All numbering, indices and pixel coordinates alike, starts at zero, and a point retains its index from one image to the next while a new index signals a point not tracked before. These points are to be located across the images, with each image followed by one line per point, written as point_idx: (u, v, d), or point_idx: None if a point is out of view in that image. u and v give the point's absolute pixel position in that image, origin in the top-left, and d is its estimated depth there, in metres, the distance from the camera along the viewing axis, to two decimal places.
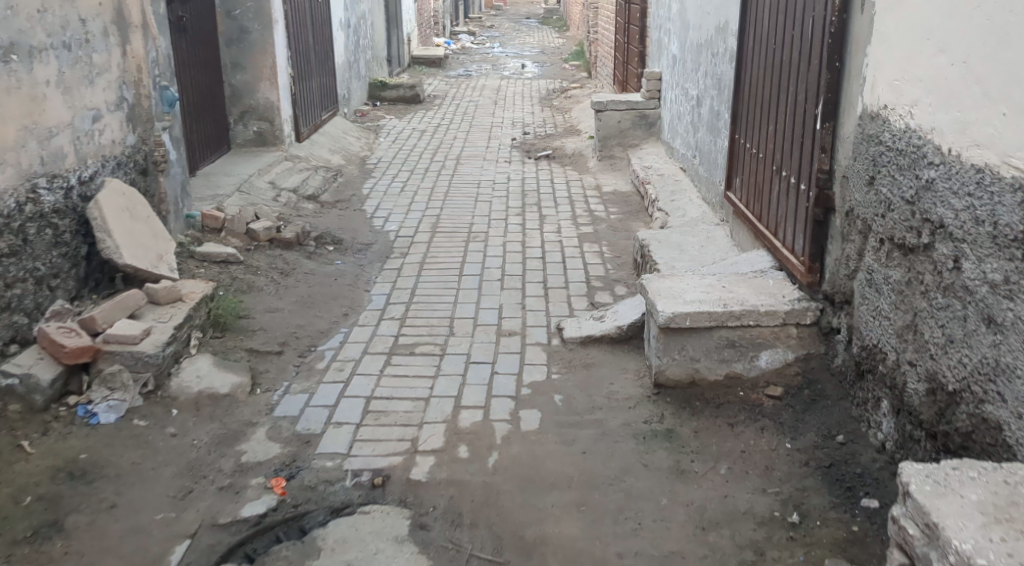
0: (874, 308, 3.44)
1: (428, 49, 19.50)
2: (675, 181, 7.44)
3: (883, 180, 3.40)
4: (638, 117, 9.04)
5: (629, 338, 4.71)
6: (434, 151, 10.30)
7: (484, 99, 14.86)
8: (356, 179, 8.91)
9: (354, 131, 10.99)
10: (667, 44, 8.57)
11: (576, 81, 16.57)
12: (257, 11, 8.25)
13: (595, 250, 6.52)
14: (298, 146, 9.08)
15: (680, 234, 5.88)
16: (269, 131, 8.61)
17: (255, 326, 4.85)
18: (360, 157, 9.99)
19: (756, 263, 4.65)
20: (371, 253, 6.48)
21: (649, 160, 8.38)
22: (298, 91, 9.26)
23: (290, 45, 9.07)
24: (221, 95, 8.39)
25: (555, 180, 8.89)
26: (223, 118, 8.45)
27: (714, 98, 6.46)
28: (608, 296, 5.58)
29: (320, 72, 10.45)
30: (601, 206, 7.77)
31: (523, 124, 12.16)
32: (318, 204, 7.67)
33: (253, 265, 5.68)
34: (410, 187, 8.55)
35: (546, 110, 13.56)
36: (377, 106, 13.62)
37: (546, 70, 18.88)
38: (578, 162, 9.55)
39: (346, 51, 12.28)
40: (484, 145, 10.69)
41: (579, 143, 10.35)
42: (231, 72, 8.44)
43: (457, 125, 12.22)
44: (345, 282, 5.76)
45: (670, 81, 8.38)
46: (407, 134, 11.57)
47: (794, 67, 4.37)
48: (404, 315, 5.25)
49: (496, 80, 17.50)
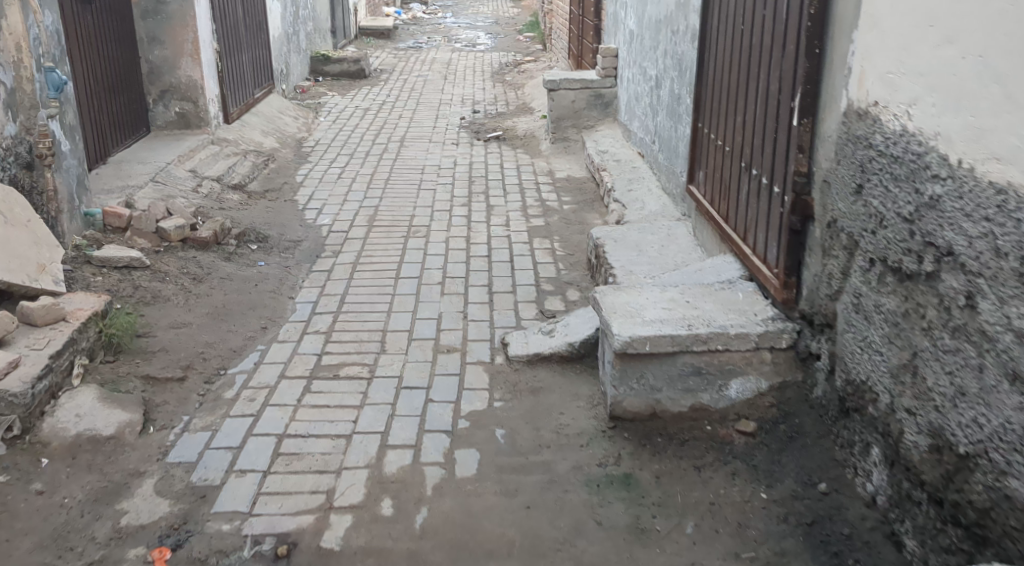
0: (862, 339, 2.95)
1: (376, 20, 18.68)
2: (632, 168, 6.92)
3: (872, 190, 2.89)
4: (593, 96, 8.50)
5: (581, 357, 4.20)
6: (377, 132, 9.66)
7: (434, 73, 14.19)
8: (290, 164, 8.26)
9: (291, 110, 10.30)
10: (623, 19, 8.02)
11: (531, 54, 15.90)
12: None
13: (546, 247, 5.99)
14: (225, 128, 8.43)
15: (639, 231, 5.38)
16: (193, 112, 8.01)
17: (156, 347, 4.26)
18: (297, 140, 9.33)
19: (724, 272, 4.16)
20: (299, 252, 5.88)
21: (605, 143, 7.85)
22: (225, 68, 8.57)
23: (215, 18, 8.37)
24: (136, 72, 7.75)
25: (505, 164, 8.32)
26: (140, 98, 7.80)
27: (674, 80, 5.93)
28: (559, 302, 5.07)
29: (253, 47, 9.76)
30: (553, 195, 7.24)
31: (474, 102, 11.54)
32: (244, 195, 7.03)
33: (160, 270, 5.08)
34: (349, 173, 7.92)
35: (498, 85, 12.93)
36: (319, 82, 12.91)
37: (499, 43, 18.21)
38: (530, 144, 8.98)
39: (284, 23, 11.55)
40: (431, 125, 10.06)
41: (533, 123, 9.77)
42: (149, 47, 7.78)
43: (404, 103, 11.56)
44: (266, 289, 5.16)
45: (626, 59, 7.84)
46: (350, 112, 10.90)
47: (766, 51, 3.83)
48: (330, 329, 4.68)
49: (448, 52, 16.78)
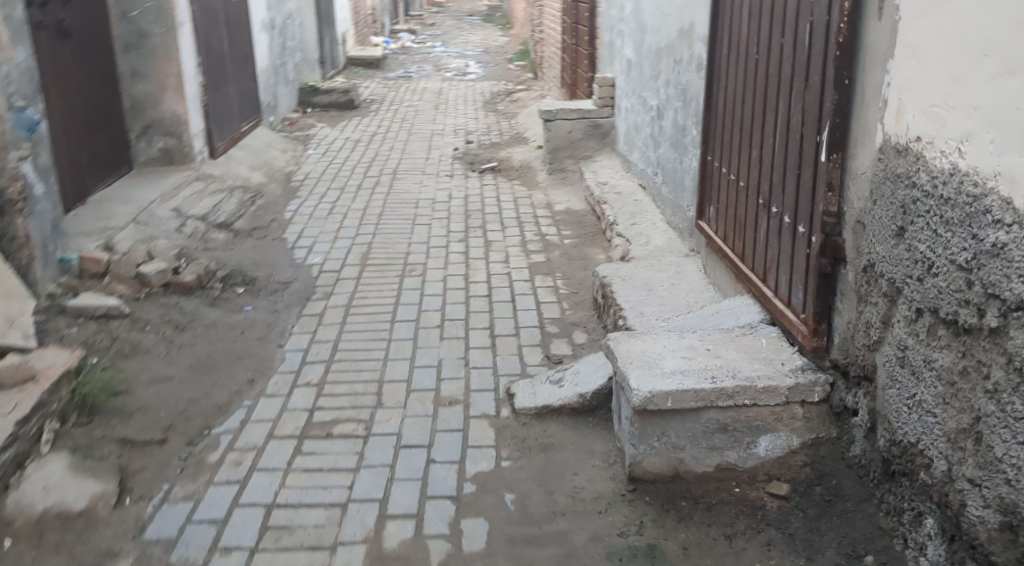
0: (909, 396, 2.68)
1: (365, 49, 18.52)
2: (635, 201, 6.69)
3: (916, 233, 2.63)
4: (590, 126, 8.28)
5: (594, 409, 3.91)
6: (368, 164, 9.41)
7: (425, 103, 14.00)
8: (279, 200, 7.99)
9: (280, 143, 10.06)
10: (620, 47, 7.82)
11: (523, 82, 15.73)
12: (158, 12, 7.42)
13: (549, 285, 5.72)
14: (211, 163, 8.18)
15: (646, 269, 5.12)
16: (177, 147, 7.77)
17: (134, 405, 3.96)
18: (286, 173, 9.07)
19: (744, 314, 3.90)
20: (288, 294, 5.60)
21: (604, 174, 7.62)
22: (210, 102, 8.33)
23: (200, 50, 8.15)
24: (118, 107, 7.51)
25: (501, 196, 8.08)
26: (122, 134, 7.57)
27: (679, 110, 5.70)
28: (565, 345, 4.80)
29: (240, 79, 9.53)
30: (552, 229, 6.99)
31: (467, 132, 11.31)
32: (231, 233, 6.76)
33: (141, 318, 4.79)
34: (340, 208, 7.66)
35: (491, 115, 12.72)
36: (307, 113, 12.68)
37: (490, 71, 18.06)
38: (526, 175, 8.75)
39: (271, 54, 11.35)
40: (424, 157, 9.82)
41: (528, 154, 9.55)
42: (131, 81, 7.56)
43: (395, 133, 11.34)
44: (253, 337, 4.87)
45: (624, 88, 7.63)
46: (340, 144, 10.67)
47: (784, 82, 3.59)
48: (322, 380, 4.38)
49: (438, 81, 16.60)
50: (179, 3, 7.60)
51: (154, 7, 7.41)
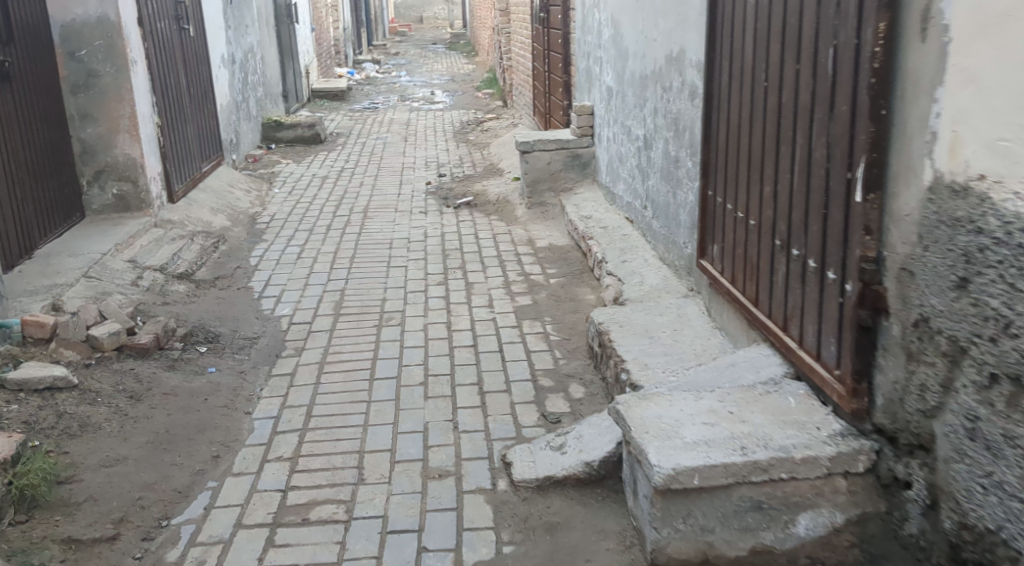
0: (985, 475, 2.32)
1: (330, 81, 18.12)
2: (623, 236, 6.33)
3: (985, 287, 2.28)
4: (569, 157, 7.95)
5: (602, 479, 3.50)
6: (337, 202, 8.99)
7: (393, 135, 13.63)
8: (244, 245, 7.53)
9: (243, 183, 9.61)
10: (598, 75, 7.52)
11: (493, 111, 15.40)
12: (108, 50, 7.00)
13: (538, 331, 5.32)
14: (170, 208, 7.71)
15: (645, 312, 4.73)
16: (132, 192, 7.30)
17: (81, 495, 3.49)
18: (251, 214, 8.62)
19: (765, 367, 3.52)
20: (256, 351, 5.14)
21: (587, 207, 7.26)
22: (167, 143, 7.88)
23: (155, 89, 7.72)
24: (67, 153, 7.05)
25: (479, 233, 7.69)
26: (72, 181, 7.09)
27: (669, 140, 5.37)
28: (563, 400, 4.40)
29: (199, 118, 9.09)
30: (536, 267, 6.61)
31: (439, 164, 10.93)
32: (192, 284, 6.30)
33: (91, 389, 4.32)
34: (309, 252, 7.21)
35: (462, 146, 12.35)
36: (272, 149, 12.23)
37: (457, 100, 17.75)
38: (504, 210, 8.37)
39: (232, 90, 10.92)
40: (396, 193, 9.42)
41: (505, 187, 9.18)
42: (81, 124, 7.12)
43: (363, 168, 10.93)
44: (217, 404, 4.41)
45: (604, 117, 7.32)
46: (307, 181, 10.24)
47: (802, 112, 3.25)
48: (296, 454, 3.93)
49: (406, 113, 16.22)
50: (130, 40, 7.18)
51: (103, 45, 6.99)
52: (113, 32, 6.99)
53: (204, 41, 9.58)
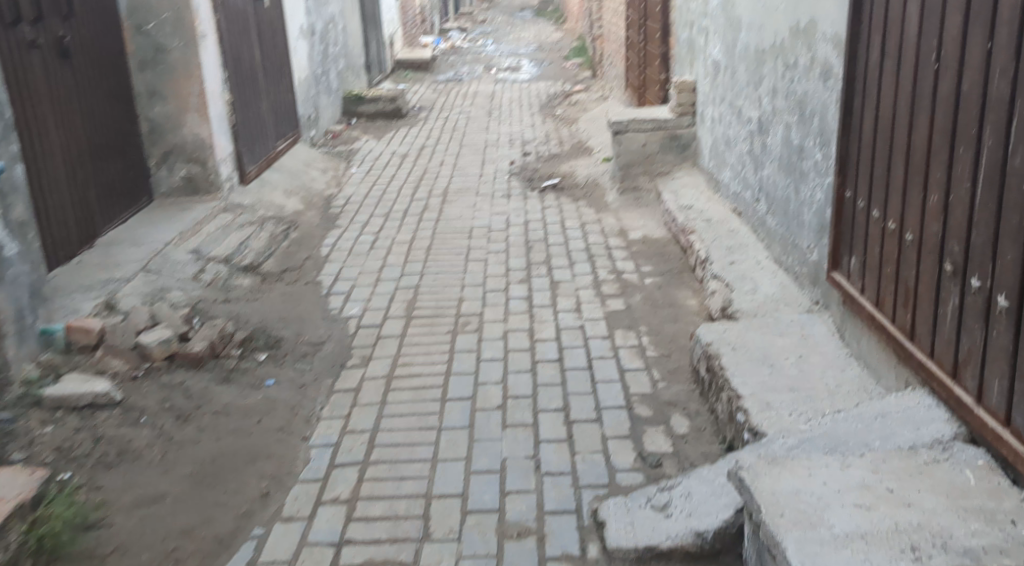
0: None
1: (414, 51, 17.62)
2: (729, 231, 5.59)
3: None
4: (667, 138, 7.20)
5: (716, 554, 2.87)
6: (416, 184, 8.47)
7: (477, 108, 13.04)
8: (316, 232, 7.08)
9: (320, 161, 9.19)
10: (703, 47, 6.73)
11: (581, 83, 14.64)
12: (176, 23, 6.58)
13: (632, 344, 4.67)
14: (241, 191, 7.31)
15: (761, 332, 4.03)
16: (201, 174, 6.91)
17: (109, 546, 3.07)
18: (325, 196, 8.18)
19: (927, 424, 2.82)
20: (318, 361, 4.66)
21: (687, 196, 6.54)
22: (239, 122, 7.47)
23: (227, 64, 7.29)
24: (134, 132, 6.69)
25: (566, 221, 7.06)
26: (139, 162, 6.73)
27: (792, 126, 4.62)
28: (663, 435, 3.76)
29: (275, 94, 8.67)
30: (629, 264, 5.96)
31: (524, 142, 10.29)
32: (258, 278, 5.86)
33: (135, 407, 3.89)
34: (383, 242, 6.71)
35: (549, 121, 11.67)
36: (352, 123, 11.80)
37: (545, 70, 17.02)
38: (594, 195, 7.70)
39: (311, 62, 10.49)
40: (477, 173, 8.83)
41: (594, 168, 8.49)
42: (148, 102, 6.73)
43: (445, 145, 10.39)
44: (271, 426, 3.93)
45: (710, 95, 6.55)
46: (385, 159, 9.76)
47: (996, 104, 2.51)
48: (354, 495, 3.41)
49: (490, 84, 15.59)
50: (200, 12, 6.74)
51: (171, 18, 6.56)
52: (181, 4, 6.56)
53: (281, 12, 9.14)
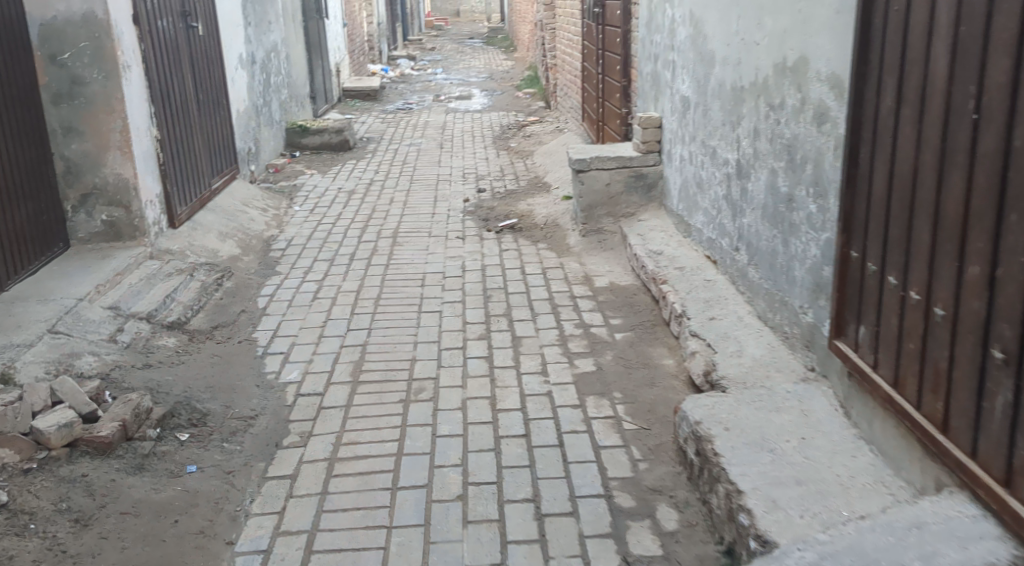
0: None
1: (361, 80, 17.08)
2: (705, 281, 5.16)
3: None
4: (632, 177, 6.77)
5: None
6: (364, 224, 7.92)
7: (428, 140, 12.55)
8: (253, 279, 6.48)
9: (260, 199, 8.59)
10: (670, 81, 6.35)
11: (535, 114, 14.25)
12: (95, 53, 5.97)
13: (607, 414, 4.18)
14: (170, 235, 6.69)
15: (756, 407, 3.57)
16: (124, 219, 6.27)
17: None
18: (264, 237, 7.58)
19: (975, 543, 2.40)
20: (249, 439, 4.07)
21: (656, 241, 6.12)
22: (169, 159, 6.85)
23: (155, 96, 6.69)
24: (48, 173, 6.05)
25: (526, 266, 6.57)
26: (52, 206, 6.08)
27: (779, 171, 4.20)
28: (649, 533, 3.27)
29: (210, 128, 8.06)
30: (596, 317, 5.49)
31: (478, 177, 9.82)
32: (184, 336, 5.24)
33: (23, 510, 3.28)
34: (327, 291, 6.14)
35: (503, 154, 11.23)
36: (295, 156, 11.20)
37: (497, 100, 16.63)
38: (554, 237, 7.23)
39: (251, 93, 9.90)
40: (429, 212, 8.31)
41: (553, 207, 8.04)
42: (64, 140, 6.10)
43: (394, 180, 9.87)
44: (191, 529, 3.34)
45: (679, 133, 6.16)
46: (331, 195, 9.19)
47: None
48: None
49: (441, 114, 15.11)
50: (123, 41, 6.14)
51: (90, 47, 5.96)
52: (101, 32, 5.96)
53: (218, 41, 8.55)
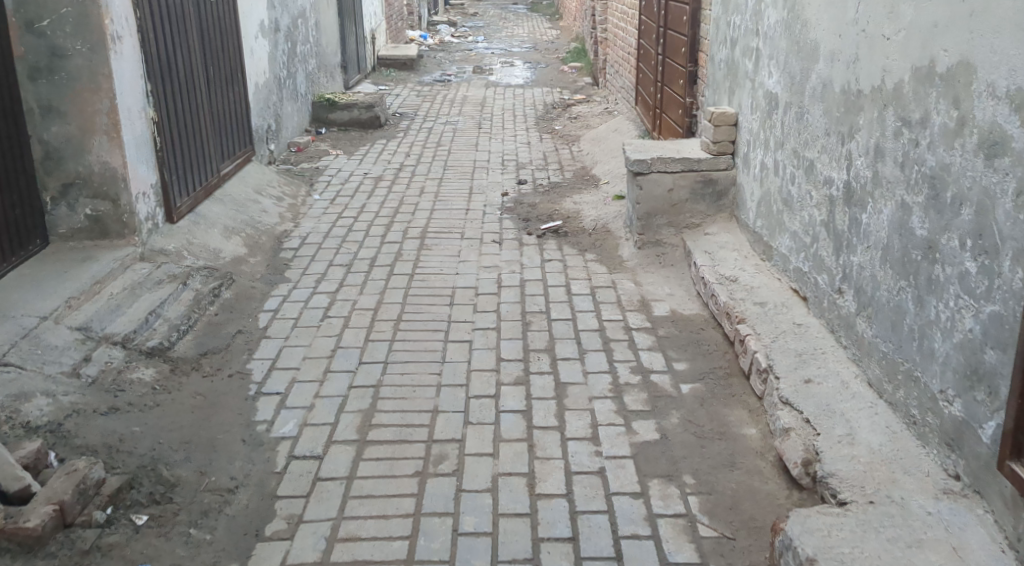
0: None
1: (398, 48, 16.10)
2: (795, 325, 4.22)
3: None
4: (699, 182, 5.80)
5: None
6: (388, 220, 7.05)
7: (466, 118, 11.61)
8: (257, 288, 5.63)
9: (277, 185, 7.73)
10: (753, 71, 5.33)
11: (581, 92, 13.22)
12: (79, 21, 5.11)
13: (677, 510, 3.30)
14: (167, 232, 5.86)
15: (889, 539, 2.66)
16: (111, 214, 5.44)
17: None
18: (278, 233, 6.74)
19: None
20: (224, 525, 3.24)
21: (728, 263, 5.17)
22: (168, 144, 6.01)
23: (153, 71, 5.83)
24: (24, 159, 5.22)
25: (573, 284, 5.66)
26: (28, 197, 5.26)
27: (915, 206, 3.23)
28: None
29: (221, 106, 7.18)
30: (657, 358, 4.57)
31: (518, 165, 8.88)
32: (166, 366, 4.41)
33: None
34: (340, 308, 5.27)
35: (546, 138, 10.26)
36: (322, 133, 10.33)
37: (541, 73, 15.60)
38: (605, 247, 6.30)
39: (274, 64, 9.01)
40: (463, 207, 7.41)
41: (604, 209, 7.09)
42: (43, 121, 5.27)
43: (427, 165, 8.97)
44: None
45: (762, 134, 5.16)
46: (356, 182, 8.32)
47: None
48: None
49: (481, 88, 14.12)
50: (113, 7, 5.27)
51: (73, 14, 5.10)
52: None
53: (234, 7, 7.64)
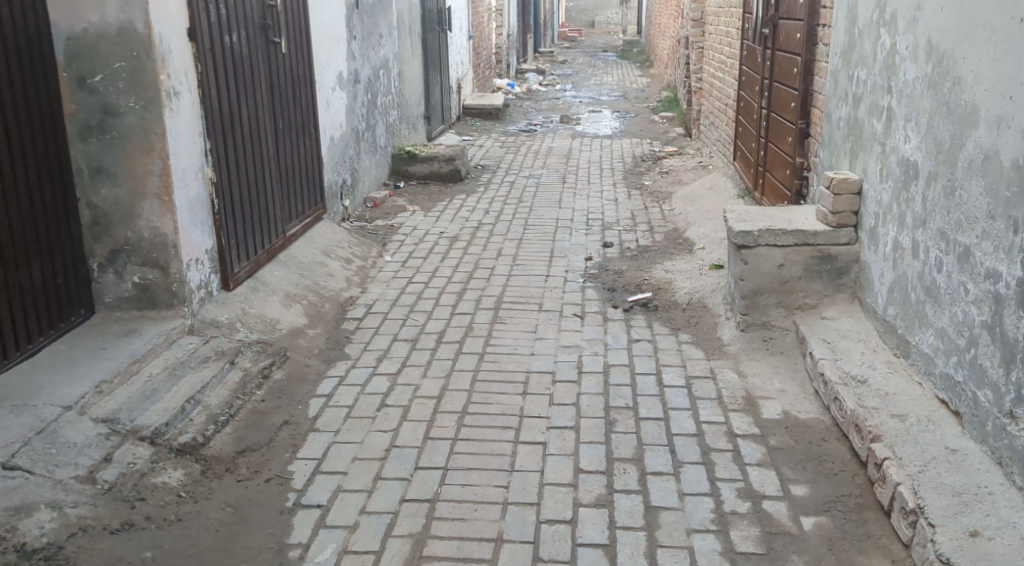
0: None
1: (484, 97, 15.75)
2: (948, 451, 3.41)
3: None
4: (814, 258, 5.02)
5: None
6: (460, 287, 6.46)
7: (551, 171, 11.05)
8: (312, 367, 5.09)
9: (346, 244, 7.26)
10: (884, 132, 4.55)
11: (673, 143, 12.52)
12: (133, 76, 4.71)
13: None
14: (221, 301, 5.39)
15: None
16: (159, 283, 4.98)
17: None
18: (342, 299, 6.23)
19: None
20: None
21: (853, 357, 4.38)
22: (227, 206, 5.58)
23: (214, 129, 5.42)
24: (70, 224, 4.83)
25: (665, 372, 4.94)
26: (73, 265, 4.86)
27: None
28: None
29: (290, 162, 6.76)
30: (769, 477, 3.80)
31: (605, 225, 8.23)
32: (197, 466, 3.86)
33: None
34: (399, 395, 4.67)
35: (635, 195, 9.59)
36: (400, 186, 9.91)
37: (630, 123, 14.97)
38: (702, 327, 5.56)
39: (352, 116, 8.63)
40: (543, 273, 6.78)
41: (700, 279, 6.36)
42: (92, 183, 4.88)
43: (507, 223, 8.40)
44: None
45: (897, 207, 4.37)
46: (431, 241, 7.80)
47: None
48: None
49: (568, 139, 13.59)
50: (170, 62, 4.87)
51: (126, 69, 4.71)
52: (140, 50, 4.68)
53: (310, 59, 7.27)
